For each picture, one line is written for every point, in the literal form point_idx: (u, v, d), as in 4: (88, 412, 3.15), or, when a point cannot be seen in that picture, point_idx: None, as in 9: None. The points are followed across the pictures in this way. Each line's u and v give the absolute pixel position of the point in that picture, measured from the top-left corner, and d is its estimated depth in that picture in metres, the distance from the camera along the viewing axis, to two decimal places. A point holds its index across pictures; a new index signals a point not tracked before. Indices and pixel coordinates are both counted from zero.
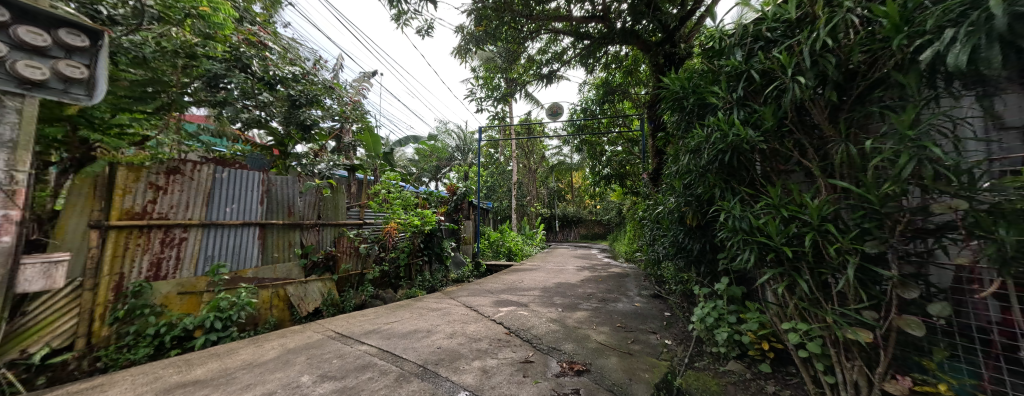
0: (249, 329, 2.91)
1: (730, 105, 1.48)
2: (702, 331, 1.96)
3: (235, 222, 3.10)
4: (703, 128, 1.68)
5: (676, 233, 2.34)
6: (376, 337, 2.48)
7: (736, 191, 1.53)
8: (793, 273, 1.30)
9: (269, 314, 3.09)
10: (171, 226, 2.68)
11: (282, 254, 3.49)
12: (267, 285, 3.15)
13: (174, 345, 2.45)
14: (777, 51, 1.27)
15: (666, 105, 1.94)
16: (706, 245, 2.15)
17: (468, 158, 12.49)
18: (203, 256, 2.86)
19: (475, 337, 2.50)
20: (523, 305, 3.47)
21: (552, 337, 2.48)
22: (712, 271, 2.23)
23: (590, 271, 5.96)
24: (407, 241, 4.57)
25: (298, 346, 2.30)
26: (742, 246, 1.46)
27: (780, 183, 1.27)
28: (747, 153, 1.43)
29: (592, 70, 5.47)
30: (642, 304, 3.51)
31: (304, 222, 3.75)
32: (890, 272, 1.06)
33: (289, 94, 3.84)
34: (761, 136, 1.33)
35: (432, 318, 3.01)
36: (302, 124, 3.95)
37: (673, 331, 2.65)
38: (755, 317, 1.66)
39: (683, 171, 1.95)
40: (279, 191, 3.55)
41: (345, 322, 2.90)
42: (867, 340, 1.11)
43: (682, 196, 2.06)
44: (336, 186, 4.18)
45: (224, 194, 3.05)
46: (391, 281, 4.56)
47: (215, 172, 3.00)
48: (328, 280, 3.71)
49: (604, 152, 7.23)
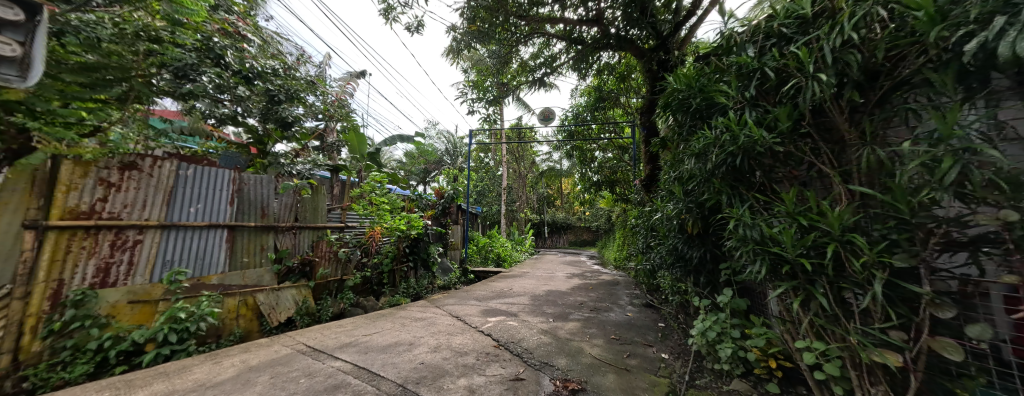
0: (211, 342, 2.65)
1: (741, 105, 1.38)
2: (703, 346, 1.85)
3: (199, 223, 2.86)
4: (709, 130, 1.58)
5: (675, 241, 2.24)
6: (352, 351, 2.28)
7: (745, 198, 1.42)
8: (809, 288, 1.19)
9: (235, 325, 2.85)
10: (123, 227, 2.44)
11: (253, 259, 3.25)
12: (234, 293, 2.92)
13: (120, 361, 2.23)
14: (795, 46, 1.16)
15: (668, 106, 1.85)
16: (707, 254, 2.06)
17: (458, 162, 12.34)
18: (160, 260, 2.63)
19: (461, 350, 2.32)
20: (513, 315, 3.30)
21: (544, 351, 2.32)
22: (712, 282, 2.14)
23: (580, 278, 5.84)
24: (391, 245, 4.36)
25: (262, 363, 2.08)
26: (751, 256, 1.36)
27: (796, 190, 1.17)
28: (758, 156, 1.32)
29: (585, 76, 5.41)
30: (635, 314, 3.40)
31: (278, 225, 3.51)
32: (922, 289, 0.96)
33: (267, 88, 3.61)
34: (776, 138, 1.22)
35: (414, 329, 2.82)
36: (281, 120, 3.75)
37: (669, 343, 2.54)
38: (762, 333, 1.55)
39: (686, 176, 1.85)
40: (252, 190, 3.31)
41: (319, 333, 2.68)
42: (895, 364, 1.00)
43: (683, 202, 1.96)
44: (316, 187, 3.97)
45: (189, 193, 2.82)
46: (374, 288, 4.33)
47: (178, 169, 2.77)
48: (304, 287, 3.50)
49: (595, 158, 7.18)
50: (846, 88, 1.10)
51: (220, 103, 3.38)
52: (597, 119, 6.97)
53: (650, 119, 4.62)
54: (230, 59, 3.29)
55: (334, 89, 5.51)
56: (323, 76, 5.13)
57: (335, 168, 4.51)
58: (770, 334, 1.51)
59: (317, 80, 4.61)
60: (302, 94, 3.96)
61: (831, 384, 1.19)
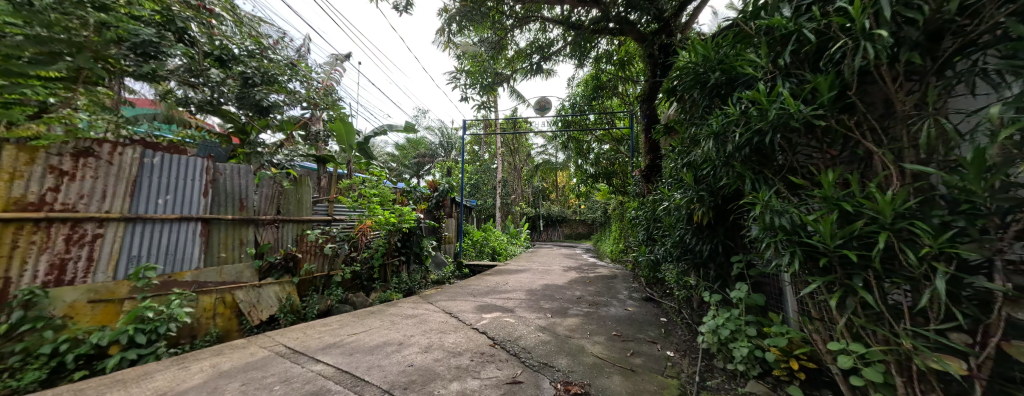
0: (183, 343, 2.46)
1: (772, 76, 1.21)
2: (714, 345, 1.71)
3: (169, 216, 2.63)
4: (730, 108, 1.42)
5: (681, 232, 2.11)
6: (336, 353, 2.10)
7: (772, 182, 1.27)
8: (848, 283, 1.05)
9: (211, 324, 2.65)
10: (80, 220, 2.23)
11: (230, 254, 3.04)
12: (210, 290, 2.71)
13: (79, 366, 2.03)
14: (843, 1, 0.98)
15: (681, 84, 1.69)
16: (717, 247, 1.94)
17: (452, 155, 12.17)
18: (125, 256, 2.42)
19: (454, 350, 2.16)
20: (509, 311, 3.15)
21: (543, 350, 2.17)
22: (722, 276, 2.02)
23: (577, 272, 5.70)
24: (382, 239, 4.14)
25: (233, 368, 1.89)
26: (780, 248, 1.21)
27: (837, 171, 1.02)
28: (789, 133, 1.17)
29: (582, 64, 5.25)
30: (636, 308, 3.27)
31: (259, 218, 3.28)
32: (997, 285, 0.81)
33: (243, 72, 3.45)
34: (815, 111, 1.06)
35: (405, 327, 2.65)
36: (257, 105, 3.51)
37: (673, 340, 2.41)
38: (784, 331, 1.41)
39: (700, 162, 1.70)
40: (228, 181, 3.08)
41: (301, 333, 2.49)
42: (958, 372, 0.86)
43: (695, 190, 1.82)
44: (299, 178, 3.74)
45: (156, 183, 2.59)
46: (364, 284, 4.07)
47: (143, 156, 2.55)
48: (287, 283, 3.30)
49: (591, 150, 7.03)
50: (902, 50, 0.94)
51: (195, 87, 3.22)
52: (594, 109, 6.80)
53: (650, 108, 4.47)
54: (195, 36, 3.03)
55: (319, 75, 5.25)
56: (308, 62, 4.87)
57: (320, 160, 4.34)
58: (794, 333, 1.37)
59: (301, 66, 4.37)
60: (281, 78, 3.74)
61: (870, 391, 1.04)
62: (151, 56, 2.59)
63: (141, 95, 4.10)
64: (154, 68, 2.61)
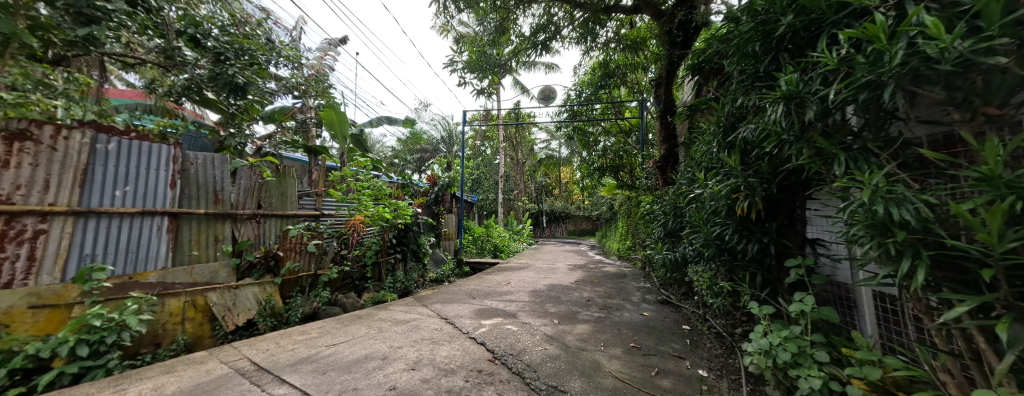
0: (146, 353, 2.12)
1: (890, 7, 0.87)
2: (769, 372, 1.36)
3: (130, 210, 2.29)
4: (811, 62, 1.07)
5: (718, 228, 1.75)
6: (306, 371, 1.79)
7: (877, 162, 0.93)
8: (1022, 307, 0.71)
9: (179, 331, 2.32)
10: (17, 215, 1.89)
11: (205, 252, 2.68)
12: (178, 292, 2.36)
13: (13, 383, 1.70)
14: None
15: (737, 42, 1.33)
16: (768, 246, 1.58)
17: (454, 150, 11.91)
18: (76, 255, 2.08)
19: (446, 368, 1.83)
20: (512, 316, 2.82)
21: (551, 369, 1.83)
22: (770, 281, 1.66)
23: (583, 270, 5.35)
24: (376, 236, 3.76)
25: (178, 392, 1.58)
26: (893, 253, 0.88)
27: (1021, 136, 0.67)
28: (918, 85, 0.82)
29: (588, 51, 4.88)
30: (653, 313, 2.92)
31: (237, 212, 2.91)
32: None
33: (214, 47, 3.09)
34: (977, 45, 0.71)
35: (394, 336, 2.33)
36: (233, 83, 3.15)
37: (703, 354, 2.07)
38: (878, 361, 1.08)
39: (754, 140, 1.34)
40: (200, 171, 2.73)
41: (274, 343, 2.18)
42: None
43: (740, 177, 1.47)
44: (282, 169, 3.34)
45: (112, 173, 2.25)
46: (355, 283, 3.69)
47: (96, 142, 2.21)
48: (268, 284, 2.94)
49: (597, 142, 6.69)
50: None
51: (177, 75, 3.13)
52: (602, 99, 6.42)
53: (666, 93, 4.14)
54: (170, 14, 2.86)
55: (310, 61, 4.91)
56: (297, 45, 4.52)
57: (313, 150, 4.21)
58: (897, 364, 1.03)
59: (286, 49, 4.01)
60: (261, 57, 3.45)
61: None
62: (92, 21, 2.41)
63: (131, 87, 4.15)
64: (90, 33, 2.35)
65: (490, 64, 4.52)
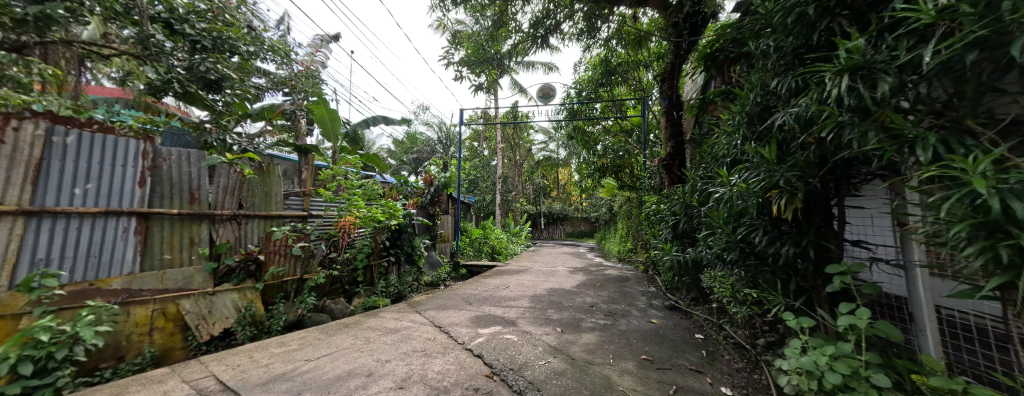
0: (106, 368, 1.86)
1: None
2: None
3: (92, 210, 2.03)
4: (894, 26, 0.95)
5: (744, 230, 1.56)
6: (279, 391, 1.57)
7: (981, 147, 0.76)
8: None
9: (146, 342, 2.05)
10: None
11: (178, 256, 2.42)
12: (147, 300, 2.10)
13: None
14: None
15: (788, 10, 1.19)
16: (808, 250, 1.38)
17: (450, 151, 11.67)
18: (26, 260, 1.80)
19: (439, 385, 1.62)
20: (511, 323, 2.61)
21: (557, 388, 1.62)
22: (807, 290, 1.47)
23: (584, 274, 5.12)
24: (367, 238, 3.54)
25: None
26: (1005, 260, 0.70)
27: None
28: None
29: (589, 48, 4.71)
30: (662, 320, 2.72)
31: (215, 213, 2.65)
32: None
33: (189, 34, 2.84)
34: None
35: (383, 348, 2.12)
36: (206, 79, 2.91)
37: (723, 368, 1.88)
38: (960, 392, 0.89)
39: (797, 126, 1.17)
40: (173, 168, 2.47)
41: (247, 358, 1.95)
42: None
43: (775, 171, 1.27)
44: (267, 167, 3.11)
45: (72, 168, 1.99)
46: (344, 288, 3.45)
47: (51, 134, 1.94)
48: (249, 289, 2.68)
49: (597, 141, 6.49)
50: None
51: (155, 66, 2.87)
52: (602, 98, 6.24)
53: (670, 87, 3.94)
54: None
55: (299, 56, 4.70)
56: (285, 40, 4.32)
57: (303, 149, 4.08)
58: (988, 395, 0.85)
59: (274, 42, 3.84)
60: (242, 46, 3.20)
61: None
62: None
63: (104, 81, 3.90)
64: (42, 11, 2.18)
65: (488, 58, 4.30)
